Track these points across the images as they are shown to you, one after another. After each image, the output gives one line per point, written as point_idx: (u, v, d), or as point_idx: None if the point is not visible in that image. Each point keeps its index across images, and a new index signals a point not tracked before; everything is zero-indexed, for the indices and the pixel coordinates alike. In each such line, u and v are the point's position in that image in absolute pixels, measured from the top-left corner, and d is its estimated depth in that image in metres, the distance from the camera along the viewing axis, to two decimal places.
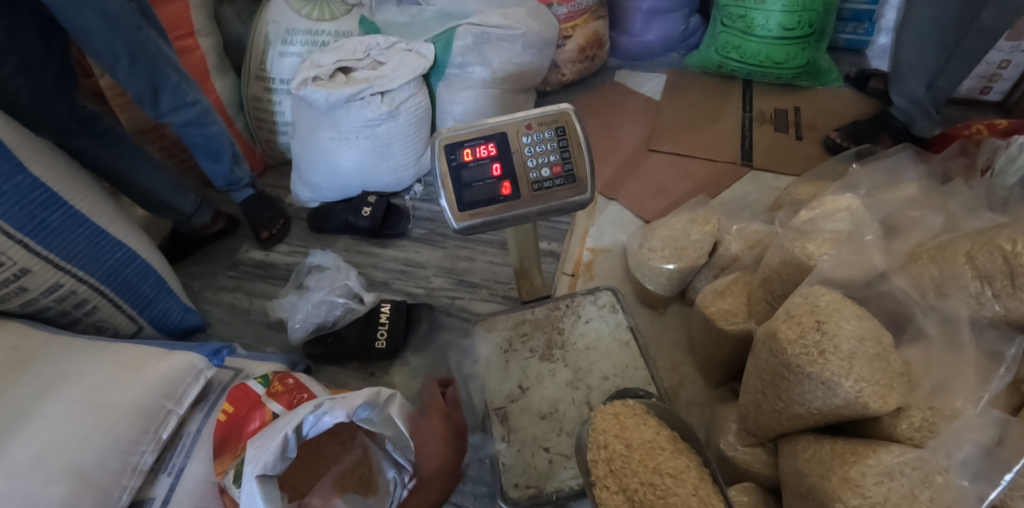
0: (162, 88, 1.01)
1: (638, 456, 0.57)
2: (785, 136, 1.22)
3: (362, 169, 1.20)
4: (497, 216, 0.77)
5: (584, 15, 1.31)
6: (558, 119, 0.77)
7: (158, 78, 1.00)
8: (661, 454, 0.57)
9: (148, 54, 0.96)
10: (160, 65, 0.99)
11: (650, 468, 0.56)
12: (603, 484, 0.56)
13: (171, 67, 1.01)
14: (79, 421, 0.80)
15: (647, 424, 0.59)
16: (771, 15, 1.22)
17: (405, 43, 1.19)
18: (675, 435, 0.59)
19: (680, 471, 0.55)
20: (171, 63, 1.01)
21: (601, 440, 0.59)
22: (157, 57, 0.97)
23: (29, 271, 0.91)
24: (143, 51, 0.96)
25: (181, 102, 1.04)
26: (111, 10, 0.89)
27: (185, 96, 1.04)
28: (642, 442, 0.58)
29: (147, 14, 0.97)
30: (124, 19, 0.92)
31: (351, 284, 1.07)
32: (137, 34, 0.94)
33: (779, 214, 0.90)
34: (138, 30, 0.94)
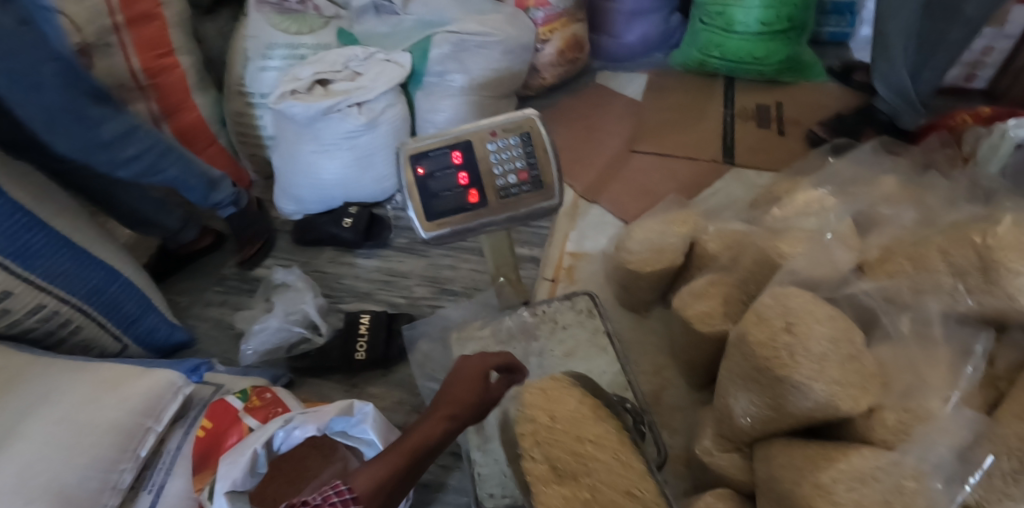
0: (100, 146, 0.93)
1: (562, 426, 0.61)
2: (767, 132, 1.20)
3: (344, 180, 1.20)
4: (466, 225, 0.76)
5: (562, 18, 1.30)
6: (523, 125, 0.77)
7: (94, 138, 0.92)
8: (585, 423, 0.61)
9: (78, 112, 0.88)
10: (94, 123, 0.91)
11: (573, 435, 0.60)
12: (530, 456, 0.59)
13: (108, 124, 0.92)
14: (59, 441, 0.80)
15: (573, 396, 0.64)
16: (750, 12, 1.22)
17: (384, 54, 1.18)
18: (597, 405, 0.64)
19: (599, 437, 0.60)
20: (107, 120, 0.93)
21: (529, 414, 0.62)
22: (87, 117, 0.89)
23: (12, 293, 0.91)
24: (68, 111, 0.87)
25: (127, 158, 0.98)
26: (18, 72, 0.81)
27: (127, 153, 0.97)
28: (567, 413, 0.62)
29: (75, 73, 0.87)
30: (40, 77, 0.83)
31: (307, 311, 1.03)
32: (58, 96, 0.85)
33: (757, 212, 0.88)
34: (59, 91, 0.85)
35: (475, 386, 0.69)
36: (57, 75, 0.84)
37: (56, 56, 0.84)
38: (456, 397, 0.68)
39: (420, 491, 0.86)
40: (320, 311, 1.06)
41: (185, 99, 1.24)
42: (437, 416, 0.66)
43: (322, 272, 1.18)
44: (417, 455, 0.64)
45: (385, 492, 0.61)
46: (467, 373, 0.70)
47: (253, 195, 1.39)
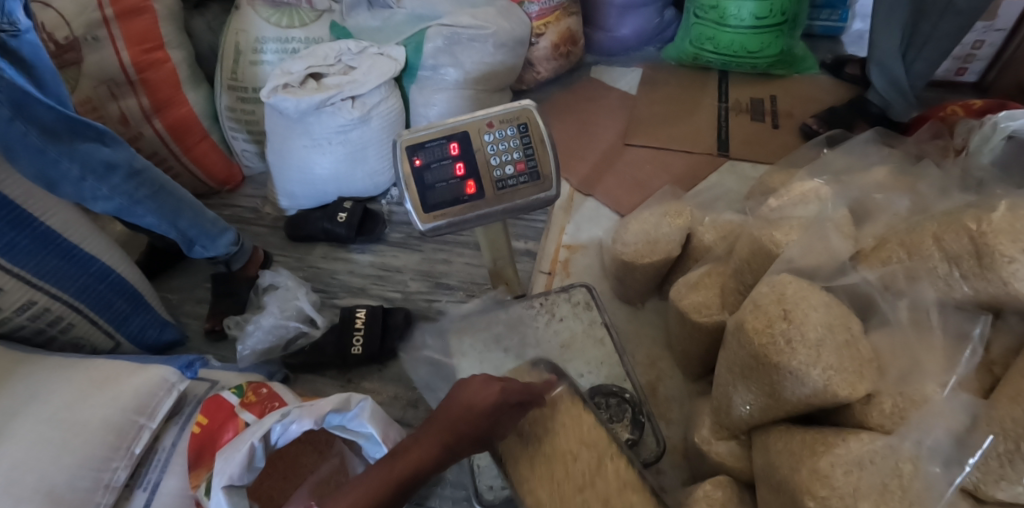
0: (61, 181, 0.87)
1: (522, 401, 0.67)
2: (761, 126, 1.21)
3: (337, 175, 1.19)
4: (462, 216, 0.76)
5: (556, 12, 1.30)
6: (519, 116, 0.77)
7: (54, 173, 0.85)
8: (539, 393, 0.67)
9: (34, 145, 0.81)
10: (54, 156, 0.83)
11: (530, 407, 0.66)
12: None
13: (70, 160, 0.85)
14: (50, 439, 0.79)
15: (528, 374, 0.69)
16: (743, 5, 1.22)
17: (376, 47, 1.18)
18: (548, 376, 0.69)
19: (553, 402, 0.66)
20: (71, 154, 0.85)
21: None
22: (43, 151, 0.82)
23: (1, 289, 0.90)
24: (22, 144, 0.80)
25: (96, 194, 0.90)
26: None
27: (96, 190, 0.90)
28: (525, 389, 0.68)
29: (29, 105, 0.79)
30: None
31: (303, 306, 1.04)
32: (12, 129, 0.79)
33: (752, 203, 0.89)
34: (6, 123, 0.78)
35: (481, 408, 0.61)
36: (6, 103, 0.77)
37: (2, 87, 0.76)
38: (456, 417, 0.60)
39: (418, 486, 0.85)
40: (313, 306, 1.06)
41: (175, 94, 1.23)
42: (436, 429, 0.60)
43: (316, 268, 1.17)
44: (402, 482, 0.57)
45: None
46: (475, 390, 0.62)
47: (246, 191, 1.38)
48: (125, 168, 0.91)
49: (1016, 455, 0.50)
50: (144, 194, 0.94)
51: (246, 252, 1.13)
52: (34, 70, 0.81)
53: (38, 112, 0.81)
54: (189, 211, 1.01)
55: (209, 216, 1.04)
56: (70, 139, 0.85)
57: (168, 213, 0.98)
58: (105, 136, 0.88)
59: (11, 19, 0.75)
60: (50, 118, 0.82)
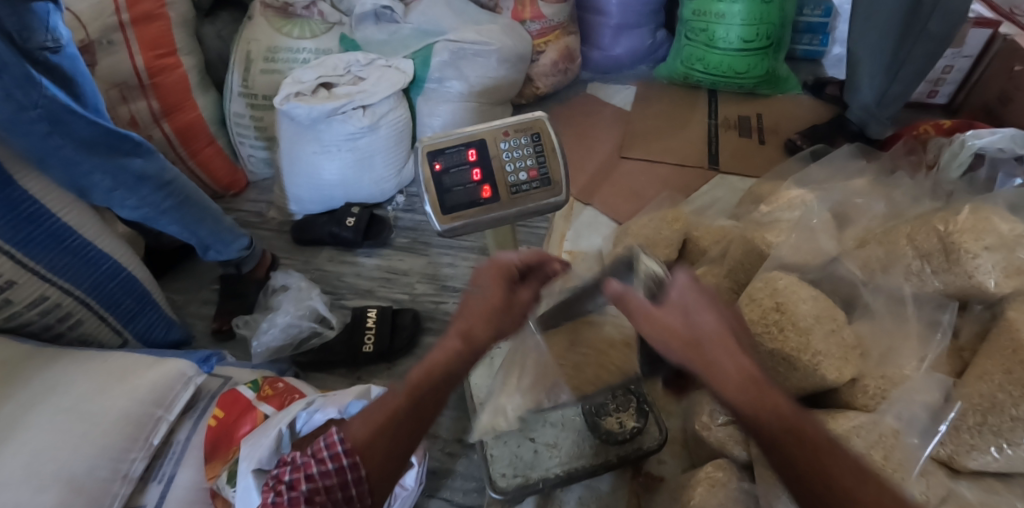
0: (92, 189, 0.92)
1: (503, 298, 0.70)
2: (748, 141, 1.28)
3: (345, 181, 1.23)
4: (477, 218, 0.79)
5: (556, 31, 1.38)
6: (532, 127, 0.81)
7: (86, 181, 0.91)
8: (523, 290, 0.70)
9: (69, 156, 0.86)
10: (88, 167, 0.89)
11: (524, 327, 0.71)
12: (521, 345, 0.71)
13: (102, 172, 0.91)
14: (71, 430, 0.80)
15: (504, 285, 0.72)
16: (731, 29, 1.30)
17: (384, 60, 1.22)
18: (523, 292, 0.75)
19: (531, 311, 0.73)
20: (105, 167, 0.90)
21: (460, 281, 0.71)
22: (78, 163, 0.87)
23: (15, 283, 0.91)
24: (58, 156, 0.86)
25: (124, 203, 0.96)
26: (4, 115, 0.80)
27: (125, 199, 0.95)
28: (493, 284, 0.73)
29: (68, 122, 0.85)
30: (24, 126, 0.81)
31: (316, 306, 1.06)
32: (49, 142, 0.84)
33: (743, 210, 0.95)
34: (44, 137, 0.83)
35: (502, 289, 0.64)
36: (44, 121, 0.82)
37: (45, 104, 0.81)
38: (474, 314, 0.62)
39: (429, 477, 0.89)
40: (326, 305, 1.09)
41: (185, 99, 1.26)
42: (451, 334, 0.61)
43: (323, 270, 1.20)
44: (419, 396, 0.58)
45: (378, 439, 0.55)
46: (488, 276, 0.65)
47: (249, 196, 1.40)
48: (155, 180, 0.95)
49: (983, 427, 0.58)
50: (169, 205, 0.98)
51: (255, 256, 1.16)
52: (76, 82, 0.87)
53: (78, 127, 0.86)
54: (210, 220, 1.05)
55: (226, 223, 1.08)
56: (106, 151, 0.90)
57: (189, 222, 1.02)
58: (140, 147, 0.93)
59: (54, 36, 0.82)
60: (88, 132, 0.87)
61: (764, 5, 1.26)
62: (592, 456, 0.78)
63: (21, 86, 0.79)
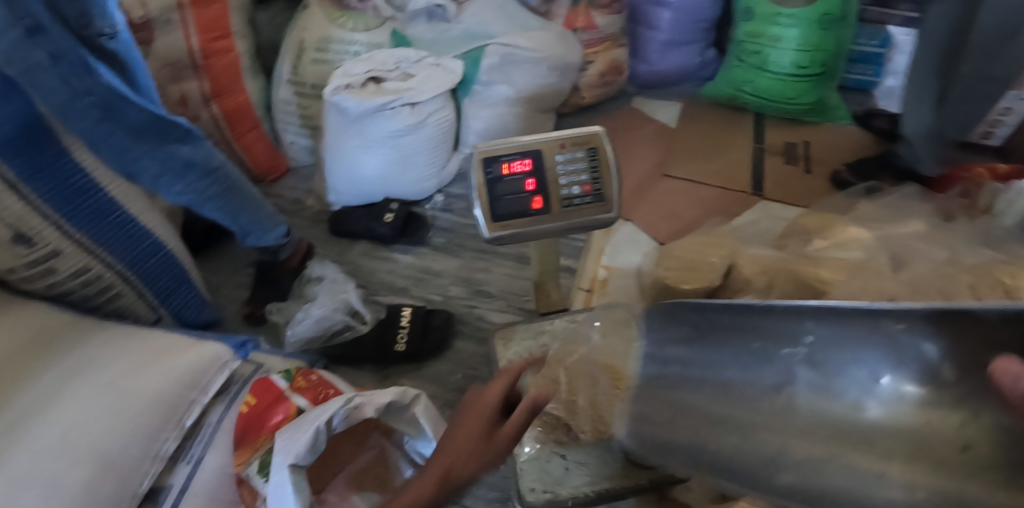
0: (139, 174, 0.91)
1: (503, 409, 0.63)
2: (794, 169, 1.26)
3: (384, 177, 1.22)
4: (526, 228, 0.79)
5: (606, 42, 1.37)
6: (589, 142, 0.80)
7: (134, 167, 0.89)
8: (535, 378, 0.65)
9: (120, 143, 0.85)
10: (138, 154, 0.87)
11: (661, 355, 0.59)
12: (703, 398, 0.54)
13: (151, 159, 0.89)
14: (104, 407, 0.80)
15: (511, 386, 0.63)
16: (784, 54, 1.27)
17: (434, 59, 1.22)
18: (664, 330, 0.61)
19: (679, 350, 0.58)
20: (154, 153, 0.88)
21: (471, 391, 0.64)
22: (128, 150, 0.86)
23: (60, 252, 0.94)
24: (109, 143, 0.85)
25: (170, 189, 0.94)
26: (57, 101, 0.78)
27: (171, 185, 0.93)
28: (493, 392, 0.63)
29: (119, 109, 0.82)
30: (78, 112, 0.80)
31: (350, 299, 1.07)
32: (99, 128, 0.82)
33: (792, 242, 0.93)
34: (96, 123, 0.82)
35: (478, 437, 0.60)
36: (95, 108, 0.80)
37: (98, 91, 0.79)
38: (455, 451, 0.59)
39: None
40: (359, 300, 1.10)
41: (234, 82, 1.27)
42: (432, 477, 0.59)
43: (357, 264, 1.20)
44: None
45: None
46: (461, 423, 0.61)
47: (287, 182, 1.40)
48: (203, 167, 0.94)
49: None
50: (215, 192, 0.98)
51: (292, 243, 1.15)
52: (129, 67, 0.86)
53: (130, 114, 0.84)
54: (252, 208, 1.05)
55: (267, 211, 1.08)
56: (157, 138, 0.88)
57: (233, 210, 1.02)
58: (189, 135, 0.91)
59: (112, 23, 0.78)
60: (140, 119, 0.85)
61: (821, 32, 1.24)
62: (620, 479, 0.78)
63: (76, 73, 0.77)
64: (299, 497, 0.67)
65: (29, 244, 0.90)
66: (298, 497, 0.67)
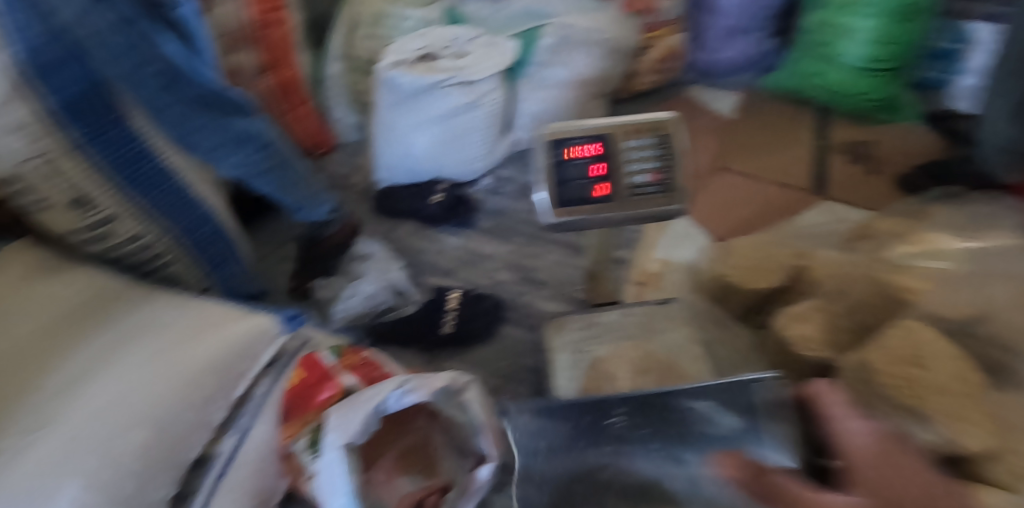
0: (195, 146, 0.90)
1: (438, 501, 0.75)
2: (857, 169, 1.21)
3: (434, 156, 1.20)
4: (591, 216, 0.76)
5: (667, 27, 1.32)
6: (658, 128, 0.76)
7: (192, 139, 0.89)
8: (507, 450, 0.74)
9: (181, 114, 0.85)
10: (196, 126, 0.87)
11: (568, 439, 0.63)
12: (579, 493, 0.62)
13: (208, 132, 0.89)
14: (159, 373, 0.80)
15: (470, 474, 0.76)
16: (857, 49, 1.20)
17: (488, 38, 1.18)
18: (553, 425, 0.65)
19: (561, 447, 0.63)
20: (212, 126, 0.89)
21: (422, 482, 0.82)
22: (188, 120, 0.86)
23: (117, 218, 0.94)
24: (169, 114, 0.84)
25: (225, 163, 0.94)
26: (121, 70, 0.78)
27: (229, 157, 0.93)
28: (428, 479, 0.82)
29: (179, 80, 0.82)
30: (140, 81, 0.80)
31: (395, 279, 1.08)
32: (160, 98, 0.82)
33: (863, 245, 0.89)
34: (157, 93, 0.82)
35: None
36: (157, 77, 0.80)
37: (164, 60, 0.80)
38: None
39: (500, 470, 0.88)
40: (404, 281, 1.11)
41: (285, 54, 1.23)
42: None
43: (405, 244, 1.19)
44: None
45: None
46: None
47: (335, 158, 1.39)
48: (257, 141, 0.94)
49: None
50: (269, 166, 0.98)
51: (337, 223, 1.14)
52: (192, 38, 0.86)
53: (192, 85, 0.85)
54: (303, 184, 1.05)
55: (316, 185, 1.08)
56: (216, 110, 0.89)
57: (286, 184, 1.02)
58: (242, 109, 0.91)
59: None
60: (201, 90, 0.86)
61: (900, 24, 1.16)
62: None
63: (144, 40, 0.77)
64: (351, 478, 0.67)
65: (89, 207, 0.91)
66: (349, 477, 0.67)
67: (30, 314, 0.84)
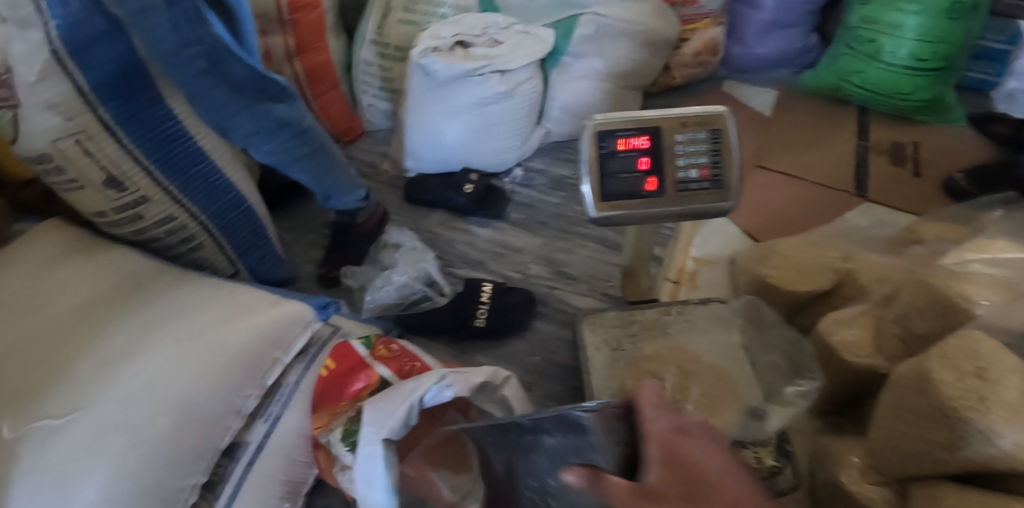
0: (231, 129, 0.88)
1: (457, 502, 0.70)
2: (900, 170, 1.18)
3: (466, 145, 1.18)
4: (637, 211, 0.74)
5: (706, 19, 1.30)
6: (712, 122, 0.74)
7: (229, 122, 0.86)
8: None
9: (222, 97, 0.82)
10: (235, 110, 0.85)
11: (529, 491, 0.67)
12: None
13: (247, 115, 0.86)
14: (193, 357, 0.79)
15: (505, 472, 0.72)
16: (903, 42, 1.17)
17: (523, 26, 1.16)
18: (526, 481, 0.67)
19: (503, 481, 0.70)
20: (252, 111, 0.86)
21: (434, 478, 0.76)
22: (227, 106, 0.83)
23: (148, 199, 0.93)
24: (208, 96, 0.81)
25: (261, 148, 0.92)
26: (165, 47, 0.75)
27: (263, 144, 0.91)
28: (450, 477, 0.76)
29: (223, 63, 0.79)
30: (185, 61, 0.77)
31: (429, 269, 1.07)
32: (201, 80, 0.79)
33: (909, 249, 0.87)
34: (200, 75, 0.79)
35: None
36: (201, 58, 0.77)
37: (208, 42, 0.76)
38: None
39: None
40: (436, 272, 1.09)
41: (317, 39, 1.21)
42: None
43: (434, 234, 1.18)
44: None
45: None
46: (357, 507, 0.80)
47: (362, 145, 1.38)
48: (295, 128, 0.92)
49: None
50: (303, 153, 0.96)
51: (371, 207, 1.13)
52: (238, 21, 0.82)
53: (234, 69, 0.81)
54: (337, 171, 1.03)
55: (348, 171, 1.06)
56: (255, 95, 0.86)
57: (319, 172, 1.00)
58: (285, 93, 0.89)
59: None
60: (242, 75, 0.82)
61: (946, 21, 1.13)
62: None
63: (189, 21, 0.73)
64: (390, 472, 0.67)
65: (121, 188, 0.90)
66: (388, 471, 0.67)
67: (64, 295, 0.84)
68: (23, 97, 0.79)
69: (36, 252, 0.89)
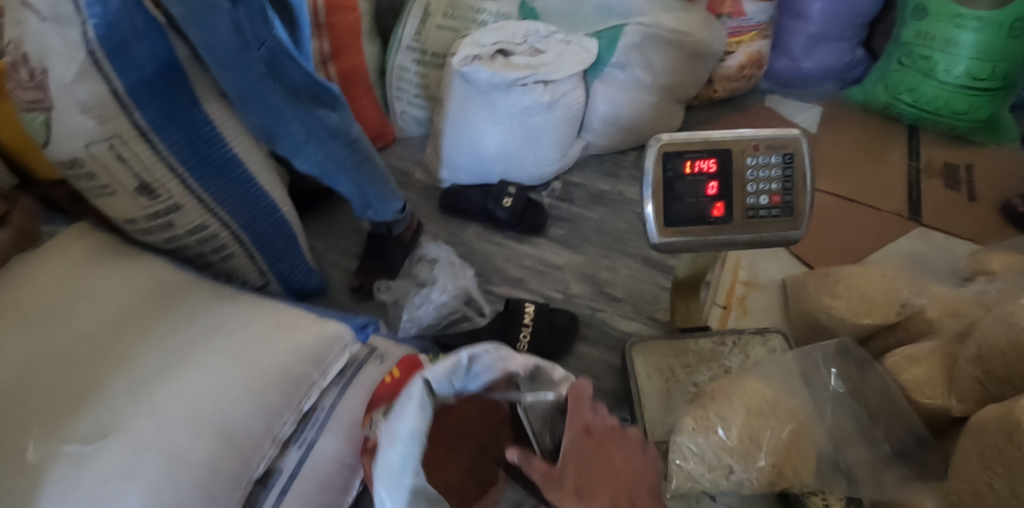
0: (281, 135, 0.84)
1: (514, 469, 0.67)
2: (956, 195, 1.14)
3: (507, 155, 1.15)
4: (702, 238, 0.71)
5: (753, 31, 1.26)
6: (785, 146, 0.70)
7: (279, 127, 0.82)
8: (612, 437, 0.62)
9: (277, 103, 0.79)
10: (289, 117, 0.82)
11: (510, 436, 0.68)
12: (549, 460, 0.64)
13: (299, 121, 0.83)
14: (231, 377, 0.76)
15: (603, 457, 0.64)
16: (958, 61, 1.13)
17: (564, 35, 1.12)
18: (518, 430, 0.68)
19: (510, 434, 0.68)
20: (305, 118, 0.84)
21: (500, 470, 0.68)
22: (282, 111, 0.80)
23: (181, 207, 0.89)
24: (262, 100, 0.78)
25: (309, 157, 0.89)
26: (220, 50, 0.71)
27: (312, 152, 0.88)
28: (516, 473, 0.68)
29: (280, 66, 0.77)
30: (243, 65, 0.73)
31: (469, 286, 1.04)
32: (259, 85, 0.76)
33: (977, 283, 0.83)
34: (259, 79, 0.76)
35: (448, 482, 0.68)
36: (263, 63, 0.75)
37: (269, 45, 0.74)
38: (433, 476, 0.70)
39: None
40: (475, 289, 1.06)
41: (354, 43, 1.18)
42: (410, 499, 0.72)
43: (470, 247, 1.14)
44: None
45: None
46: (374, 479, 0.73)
47: (395, 151, 1.34)
48: (344, 137, 0.90)
49: None
50: (352, 163, 0.93)
51: (406, 219, 1.10)
52: (297, 24, 0.81)
53: (289, 73, 0.79)
54: (380, 182, 0.99)
55: (388, 180, 1.02)
56: (310, 101, 0.84)
57: (363, 183, 0.96)
58: (337, 100, 0.87)
59: None
60: (299, 79, 0.80)
61: (1006, 39, 1.10)
62: None
63: (254, 20, 0.71)
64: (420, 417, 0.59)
65: (153, 195, 0.86)
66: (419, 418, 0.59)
67: (94, 306, 0.81)
68: (56, 97, 0.74)
69: (63, 259, 0.85)
